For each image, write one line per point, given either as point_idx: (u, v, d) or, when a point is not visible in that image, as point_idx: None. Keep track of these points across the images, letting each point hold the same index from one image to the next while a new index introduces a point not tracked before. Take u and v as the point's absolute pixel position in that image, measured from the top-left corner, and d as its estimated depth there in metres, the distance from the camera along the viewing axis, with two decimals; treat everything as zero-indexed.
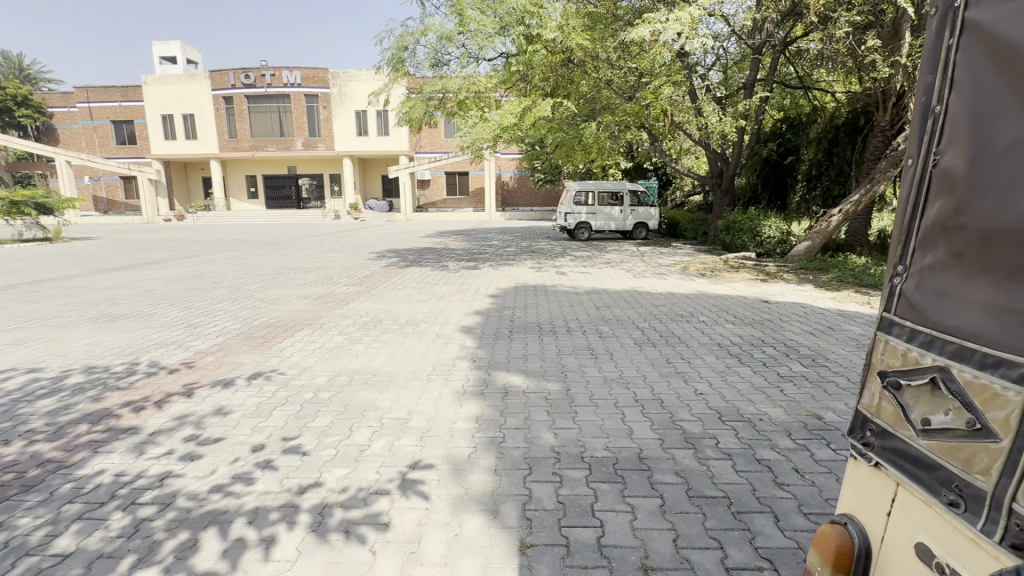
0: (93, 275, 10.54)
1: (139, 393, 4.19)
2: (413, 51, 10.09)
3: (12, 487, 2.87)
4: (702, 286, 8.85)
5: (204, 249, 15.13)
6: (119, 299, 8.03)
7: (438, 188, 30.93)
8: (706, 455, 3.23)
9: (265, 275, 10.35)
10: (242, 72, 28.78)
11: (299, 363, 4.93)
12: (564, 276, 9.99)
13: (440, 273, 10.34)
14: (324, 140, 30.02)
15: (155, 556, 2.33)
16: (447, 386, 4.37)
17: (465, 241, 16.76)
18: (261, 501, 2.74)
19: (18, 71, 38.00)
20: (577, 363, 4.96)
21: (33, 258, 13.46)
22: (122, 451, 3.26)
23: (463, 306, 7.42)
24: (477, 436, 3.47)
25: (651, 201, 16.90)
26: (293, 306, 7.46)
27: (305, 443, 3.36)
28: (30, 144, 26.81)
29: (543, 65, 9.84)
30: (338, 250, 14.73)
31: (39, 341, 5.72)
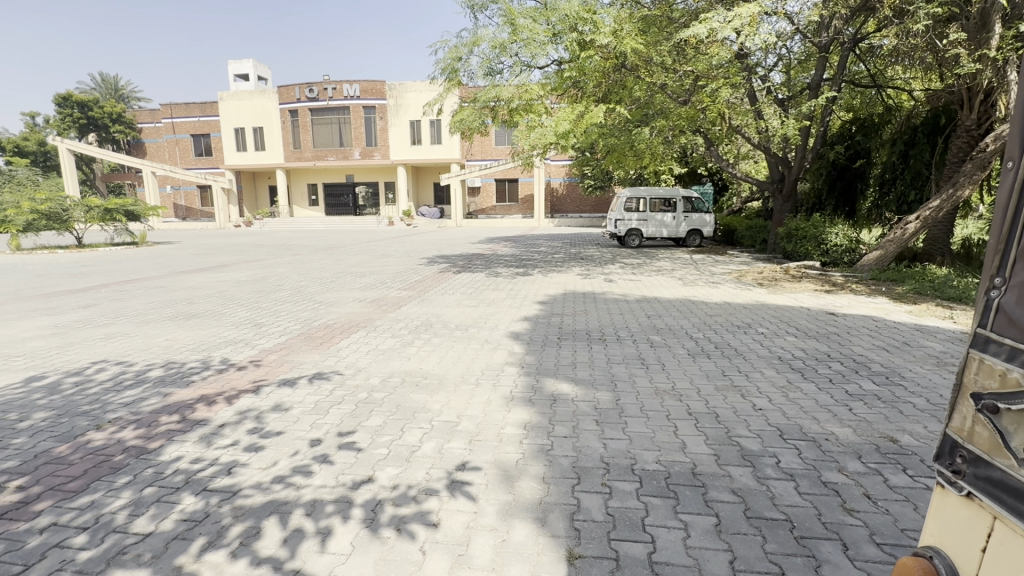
0: (174, 276, 11.46)
1: (211, 388, 4.49)
2: (466, 60, 10.31)
3: (101, 469, 3.15)
4: (760, 296, 8.46)
5: (269, 254, 16.07)
6: (195, 299, 8.68)
7: (487, 194, 31.45)
8: (766, 474, 3.06)
9: (323, 279, 10.85)
10: (307, 87, 30.57)
11: (354, 364, 5.12)
12: (614, 283, 9.84)
13: (490, 279, 10.47)
14: (380, 149, 31.21)
15: (223, 540, 2.48)
16: (495, 391, 4.40)
17: (513, 247, 16.89)
18: (318, 494, 2.86)
19: (115, 92, 42.04)
20: (627, 373, 4.85)
21: (122, 261, 14.78)
22: (194, 441, 3.50)
23: (512, 311, 7.47)
24: (526, 443, 3.47)
25: (705, 207, 16.35)
26: (350, 308, 7.78)
27: (359, 441, 3.49)
28: (122, 157, 29.50)
29: (596, 71, 9.81)
30: (391, 255, 15.19)
31: (127, 337, 6.27)
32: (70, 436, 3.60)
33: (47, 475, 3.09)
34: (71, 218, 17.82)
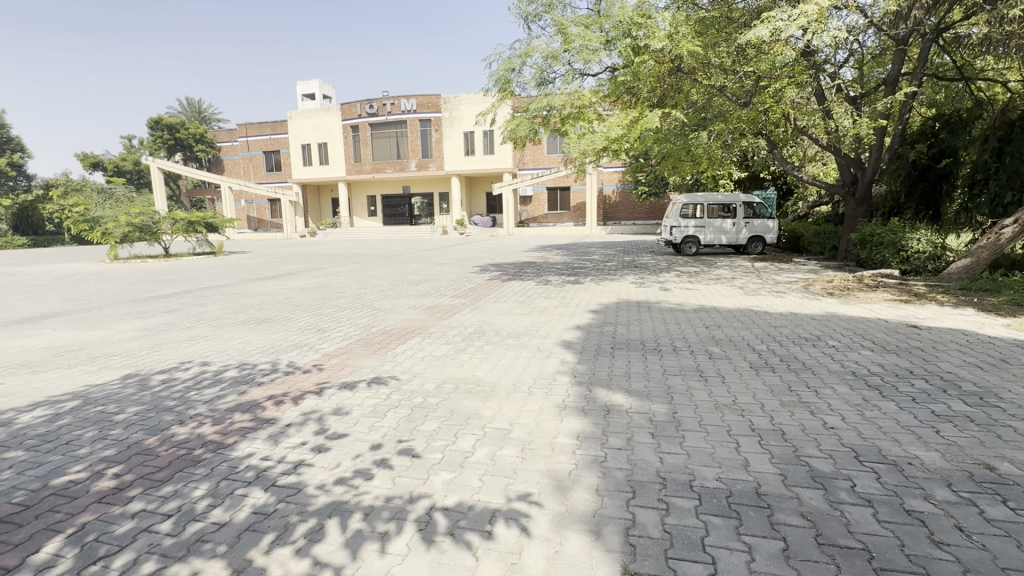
0: (247, 283, 12.31)
1: (279, 389, 4.77)
2: (519, 71, 10.44)
3: (184, 461, 3.42)
4: (831, 306, 7.93)
5: (332, 262, 16.94)
6: (265, 305, 9.27)
7: (539, 203, 31.56)
8: (839, 498, 2.85)
9: (381, 286, 11.28)
10: (368, 103, 32.09)
11: (410, 369, 5.28)
12: (670, 292, 9.56)
13: (541, 287, 10.48)
14: (435, 161, 32.17)
15: (289, 536, 2.61)
16: (548, 399, 4.37)
17: (565, 255, 16.82)
18: (376, 497, 2.96)
19: (198, 114, 45.93)
20: (685, 385, 4.68)
21: (203, 269, 16.05)
22: (264, 439, 3.72)
23: (564, 320, 7.43)
24: (579, 453, 3.42)
25: (768, 213, 15.59)
26: (405, 315, 8.02)
27: (415, 445, 3.58)
28: (203, 174, 32.11)
29: (651, 76, 9.65)
30: (445, 263, 15.57)
31: (206, 339, 6.78)
32: (158, 429, 3.93)
33: (137, 464, 3.39)
34: (159, 230, 19.65)
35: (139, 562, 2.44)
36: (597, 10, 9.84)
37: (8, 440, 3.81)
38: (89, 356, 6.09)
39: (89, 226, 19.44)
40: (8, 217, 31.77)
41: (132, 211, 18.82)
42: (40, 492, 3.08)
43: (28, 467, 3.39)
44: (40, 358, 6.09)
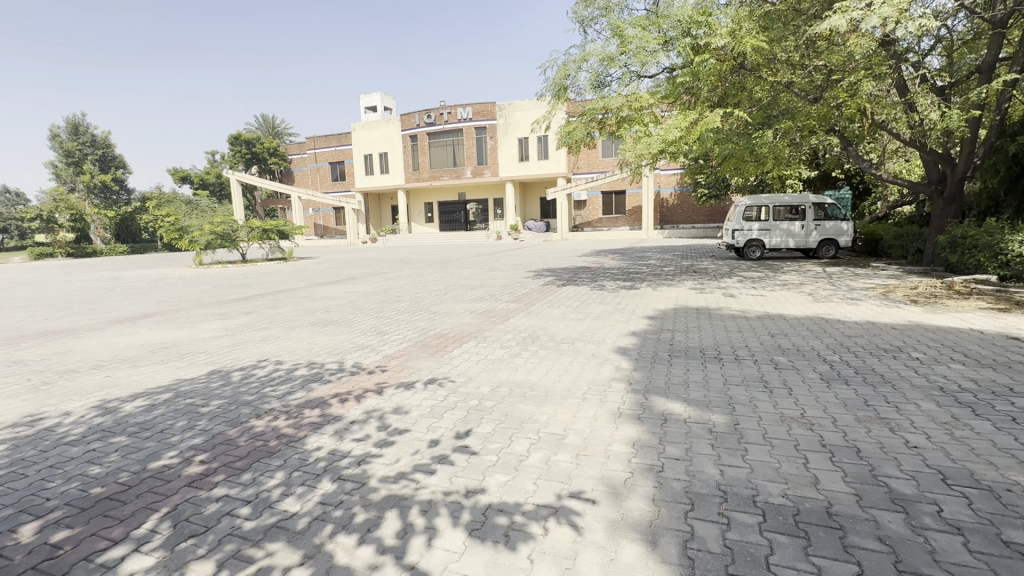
0: (314, 287, 13.05)
1: (344, 387, 5.03)
2: (574, 76, 10.45)
3: (260, 452, 3.70)
4: (915, 315, 7.30)
5: (391, 267, 17.60)
6: (330, 308, 9.80)
7: (594, 207, 31.27)
8: (923, 523, 2.63)
9: (438, 290, 11.61)
10: (426, 113, 33.16)
11: (466, 372, 5.40)
12: (732, 298, 9.17)
13: (596, 293, 10.38)
14: (490, 167, 32.69)
15: (353, 526, 2.76)
16: (603, 406, 4.33)
17: (620, 260, 16.55)
18: (434, 493, 3.06)
19: (272, 129, 49.33)
20: (748, 396, 4.48)
21: (275, 274, 17.21)
22: (331, 434, 3.95)
23: (619, 326, 7.32)
24: (635, 461, 3.37)
25: (842, 214, 14.58)
26: (461, 319, 8.20)
27: (471, 446, 3.66)
28: (276, 185, 34.41)
29: (712, 75, 9.36)
30: (499, 268, 15.77)
31: (279, 339, 7.27)
32: (238, 422, 4.27)
33: (221, 453, 3.70)
34: (238, 237, 21.28)
35: (223, 542, 2.67)
36: (654, 10, 9.66)
37: (114, 426, 4.27)
38: (179, 353, 6.71)
39: (179, 235, 21.33)
40: (111, 226, 35.47)
41: (214, 221, 20.47)
42: (140, 474, 3.43)
43: (131, 451, 3.79)
44: (139, 354, 6.77)
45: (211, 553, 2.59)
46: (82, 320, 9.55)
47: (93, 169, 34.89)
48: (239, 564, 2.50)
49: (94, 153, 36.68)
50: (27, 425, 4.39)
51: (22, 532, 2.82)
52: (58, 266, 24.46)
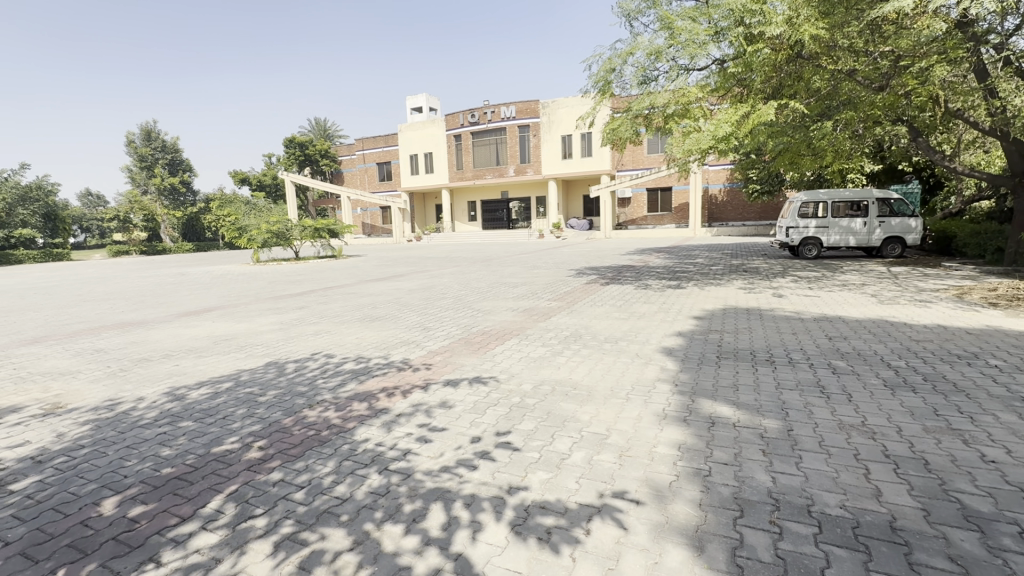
0: (362, 284, 13.48)
1: (391, 381, 5.18)
2: (620, 71, 10.26)
3: (312, 441, 3.87)
4: (993, 319, 6.72)
5: (436, 265, 17.96)
6: (378, 304, 10.11)
7: (638, 205, 30.65)
8: (1001, 544, 2.43)
9: (480, 288, 11.74)
10: (470, 113, 33.53)
11: (509, 369, 5.44)
12: (785, 299, 8.76)
13: (640, 292, 10.18)
14: (533, 166, 32.67)
15: (400, 515, 2.84)
16: (647, 407, 4.25)
17: (666, 259, 16.17)
18: (477, 488, 3.10)
19: (323, 132, 51.27)
20: (803, 401, 4.26)
21: (327, 271, 17.93)
22: (378, 426, 4.08)
23: (664, 326, 7.15)
24: (681, 465, 3.29)
25: (909, 210, 13.61)
26: (503, 317, 8.25)
27: (514, 443, 3.68)
28: (327, 185, 35.78)
29: (766, 66, 8.94)
30: (542, 267, 15.75)
31: (330, 334, 7.58)
32: (292, 411, 4.49)
33: (277, 440, 3.90)
34: (291, 236, 22.29)
35: (279, 524, 2.81)
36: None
37: (182, 411, 4.59)
38: (239, 345, 7.12)
39: (238, 234, 22.56)
40: (179, 226, 37.98)
41: (270, 220, 21.53)
42: (205, 457, 3.67)
43: (196, 435, 4.06)
44: (203, 344, 7.23)
45: (268, 534, 2.73)
46: (153, 312, 10.29)
47: (163, 173, 37.49)
48: (294, 546, 2.62)
49: (164, 158, 39.38)
50: (107, 408, 4.78)
51: (104, 506, 3.08)
52: (133, 263, 26.42)
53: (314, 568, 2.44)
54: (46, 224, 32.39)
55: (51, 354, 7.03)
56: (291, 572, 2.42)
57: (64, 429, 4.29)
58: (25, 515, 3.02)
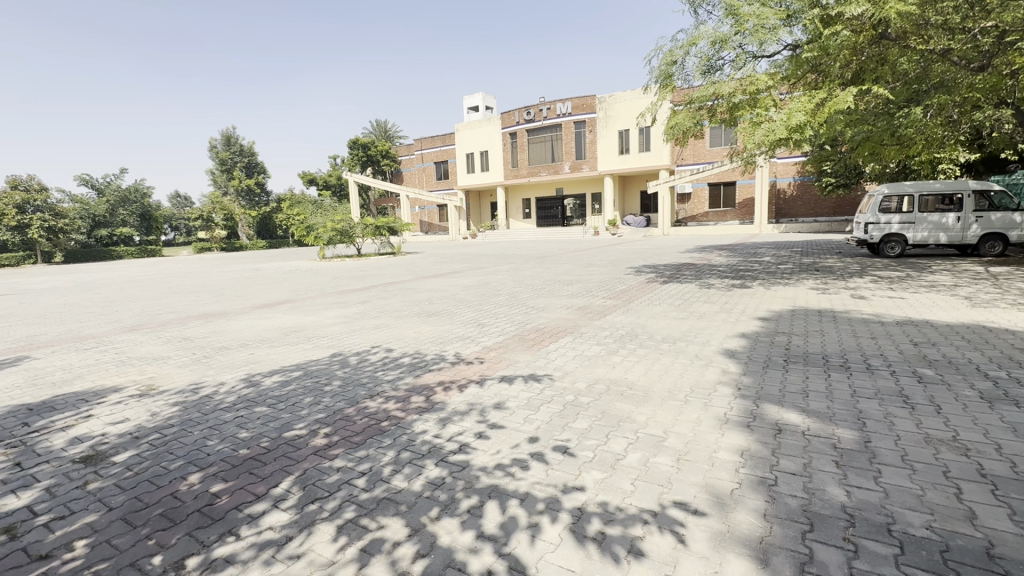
0: (420, 280, 13.88)
1: (447, 376, 5.30)
2: (681, 63, 9.91)
3: (373, 430, 4.04)
4: None
5: (490, 262, 18.14)
6: (434, 300, 10.35)
7: (699, 200, 29.48)
8: None
9: (535, 285, 11.74)
10: (525, 110, 33.57)
11: (563, 367, 5.42)
12: (863, 300, 8.11)
13: (700, 291, 9.79)
14: (589, 162, 32.25)
15: (455, 508, 2.91)
16: (707, 411, 4.08)
17: (728, 256, 15.48)
18: (531, 486, 3.12)
19: (384, 133, 53.05)
20: (882, 412, 3.94)
21: (387, 267, 18.60)
22: (435, 419, 4.19)
23: (726, 326, 6.85)
24: (744, 472, 3.14)
25: (1013, 203, 12.24)
26: (557, 314, 8.21)
27: (568, 442, 3.67)
28: (388, 185, 37.08)
29: (844, 49, 8.28)
30: (597, 265, 15.51)
31: (390, 328, 7.86)
32: (355, 401, 4.70)
33: (341, 428, 4.11)
34: (354, 234, 23.32)
35: (343, 508, 2.96)
36: None
37: (257, 397, 4.94)
38: (307, 336, 7.54)
39: (306, 232, 23.84)
40: (254, 225, 40.74)
41: (335, 218, 22.59)
42: (278, 440, 3.93)
43: (270, 419, 4.35)
44: (275, 336, 7.71)
45: (334, 517, 2.89)
46: (232, 304, 11.12)
47: (241, 175, 40.33)
48: (357, 530, 2.76)
49: (242, 161, 42.16)
50: (192, 391, 5.21)
51: (190, 480, 3.37)
52: (215, 260, 28.66)
53: (375, 553, 2.56)
54: (142, 223, 35.82)
55: (146, 340, 7.77)
56: (354, 555, 2.55)
57: (157, 409, 4.74)
58: (126, 484, 3.36)
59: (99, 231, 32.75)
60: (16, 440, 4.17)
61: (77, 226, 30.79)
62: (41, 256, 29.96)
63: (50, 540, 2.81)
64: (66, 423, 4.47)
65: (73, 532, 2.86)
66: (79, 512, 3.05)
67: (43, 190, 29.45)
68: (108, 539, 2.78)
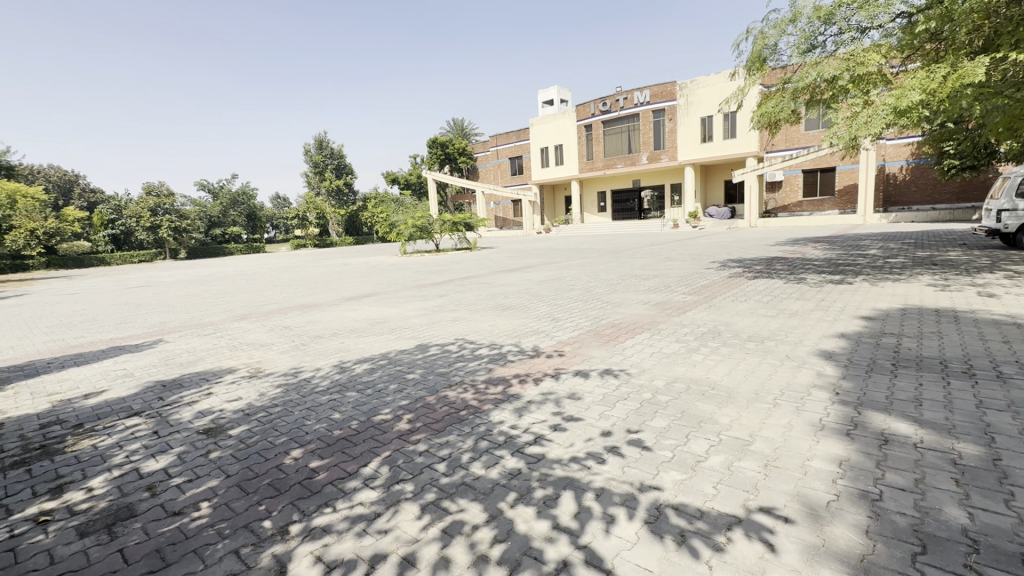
0: (495, 275, 14.10)
1: (522, 369, 5.38)
2: (775, 44, 9.23)
3: (452, 418, 4.21)
4: None
5: (565, 257, 18.04)
6: (509, 294, 10.52)
7: (792, 189, 27.26)
8: None
9: (610, 280, 11.54)
10: (601, 101, 32.89)
11: (640, 364, 5.29)
12: (992, 298, 7.11)
13: (792, 287, 9.09)
14: (668, 152, 30.95)
15: (531, 498, 2.96)
16: (799, 415, 3.80)
17: (826, 250, 14.20)
18: (607, 481, 3.09)
19: (461, 132, 54.40)
20: (1016, 426, 3.44)
21: (463, 262, 19.16)
22: (511, 410, 4.28)
23: (823, 326, 6.29)
24: (842, 484, 2.89)
25: None
26: (634, 310, 8.00)
27: (645, 439, 3.60)
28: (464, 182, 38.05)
29: (975, 13, 7.23)
30: (676, 259, 14.91)
31: (467, 321, 8.11)
32: (435, 390, 4.92)
33: (422, 414, 4.32)
34: (432, 230, 24.24)
35: (425, 490, 3.13)
36: None
37: (347, 382, 5.32)
38: (391, 327, 7.99)
39: (389, 229, 25.12)
40: (343, 223, 43.63)
41: (415, 215, 23.54)
42: (366, 423, 4.23)
43: (359, 403, 4.69)
44: (363, 326, 8.26)
45: (417, 497, 3.06)
46: (324, 297, 12.02)
47: (332, 176, 43.33)
48: (438, 511, 2.90)
49: (333, 163, 44.70)
50: (293, 375, 5.74)
51: (292, 455, 3.73)
52: (310, 256, 31.08)
53: (454, 534, 2.68)
54: (249, 222, 39.72)
55: (253, 328, 8.64)
56: (436, 535, 2.68)
57: (264, 390, 5.28)
58: (239, 455, 3.79)
59: (214, 230, 36.79)
60: (154, 411, 4.84)
61: (197, 226, 34.77)
62: (169, 253, 34.24)
63: (181, 499, 3.24)
64: (191, 399, 5.11)
65: (199, 494, 3.28)
66: (204, 477, 3.49)
67: (170, 195, 33.53)
68: (227, 502, 3.15)
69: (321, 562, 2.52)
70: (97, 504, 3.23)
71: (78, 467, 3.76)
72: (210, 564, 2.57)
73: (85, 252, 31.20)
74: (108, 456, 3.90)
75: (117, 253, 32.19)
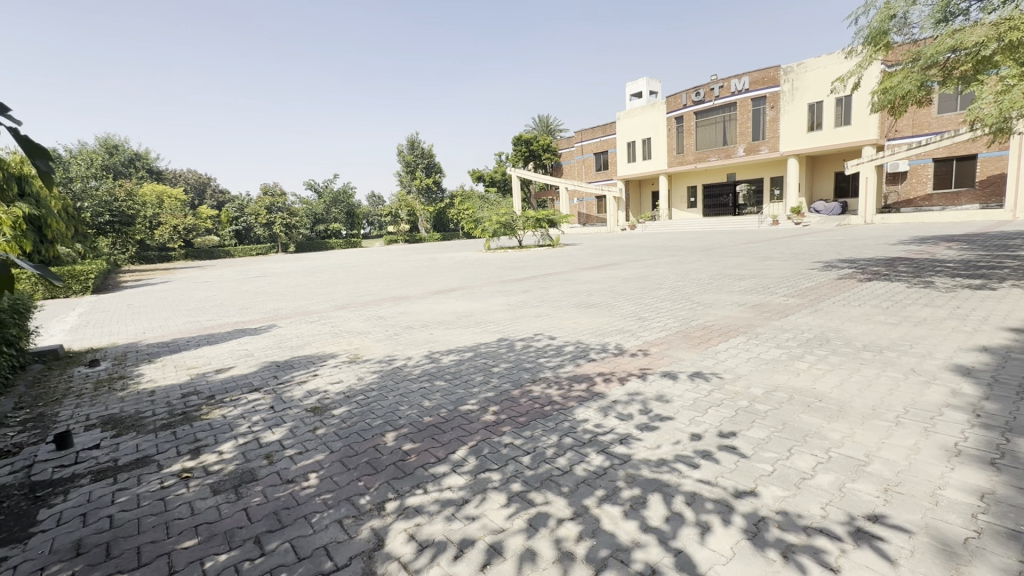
0: (578, 272, 13.98)
1: (607, 368, 5.28)
2: (904, 14, 8.15)
3: (535, 413, 4.24)
4: None
5: (650, 255, 17.45)
6: (593, 292, 10.38)
7: (919, 180, 24.06)
8: None
9: (700, 279, 10.96)
10: (694, 91, 31.28)
11: (735, 369, 4.97)
12: None
13: (918, 291, 8.03)
14: (769, 142, 28.66)
15: (617, 498, 2.90)
16: (928, 437, 3.35)
17: (961, 250, 12.37)
18: (698, 488, 2.94)
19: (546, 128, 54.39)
20: None
21: (545, 259, 19.23)
22: (596, 409, 4.22)
23: (958, 337, 5.48)
24: (984, 520, 2.50)
25: None
26: (727, 312, 7.53)
27: (742, 449, 3.37)
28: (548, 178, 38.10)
29: None
30: (776, 257, 13.78)
31: (550, 317, 8.13)
32: (519, 384, 4.99)
33: (507, 407, 4.41)
34: (516, 227, 24.53)
35: (511, 481, 3.18)
36: None
37: (436, 372, 5.57)
38: (476, 321, 8.22)
39: (474, 225, 25.84)
40: (431, 219, 45.63)
41: (500, 212, 23.99)
42: (454, 412, 4.39)
43: (447, 393, 4.89)
44: (450, 319, 8.58)
45: (503, 487, 3.12)
46: (414, 290, 12.65)
47: (422, 175, 45.48)
48: (523, 503, 2.94)
49: (423, 163, 46.92)
50: (386, 362, 6.12)
51: (386, 437, 3.98)
52: (401, 251, 32.95)
53: (540, 527, 2.70)
54: (348, 219, 42.88)
55: (352, 317, 9.33)
56: (521, 526, 2.72)
57: (362, 374, 5.69)
58: (341, 433, 4.12)
59: (318, 226, 40.24)
60: (271, 388, 5.42)
61: (304, 222, 38.22)
62: (281, 247, 37.98)
63: (293, 468, 3.59)
64: (301, 379, 5.65)
65: (308, 466, 3.61)
66: (312, 450, 3.84)
67: (282, 194, 37.17)
68: (331, 476, 3.44)
69: (414, 541, 2.67)
70: (226, 467, 3.68)
71: (211, 433, 4.31)
72: (318, 530, 2.82)
73: (214, 246, 35.59)
74: (234, 425, 4.42)
75: (239, 246, 36.34)
